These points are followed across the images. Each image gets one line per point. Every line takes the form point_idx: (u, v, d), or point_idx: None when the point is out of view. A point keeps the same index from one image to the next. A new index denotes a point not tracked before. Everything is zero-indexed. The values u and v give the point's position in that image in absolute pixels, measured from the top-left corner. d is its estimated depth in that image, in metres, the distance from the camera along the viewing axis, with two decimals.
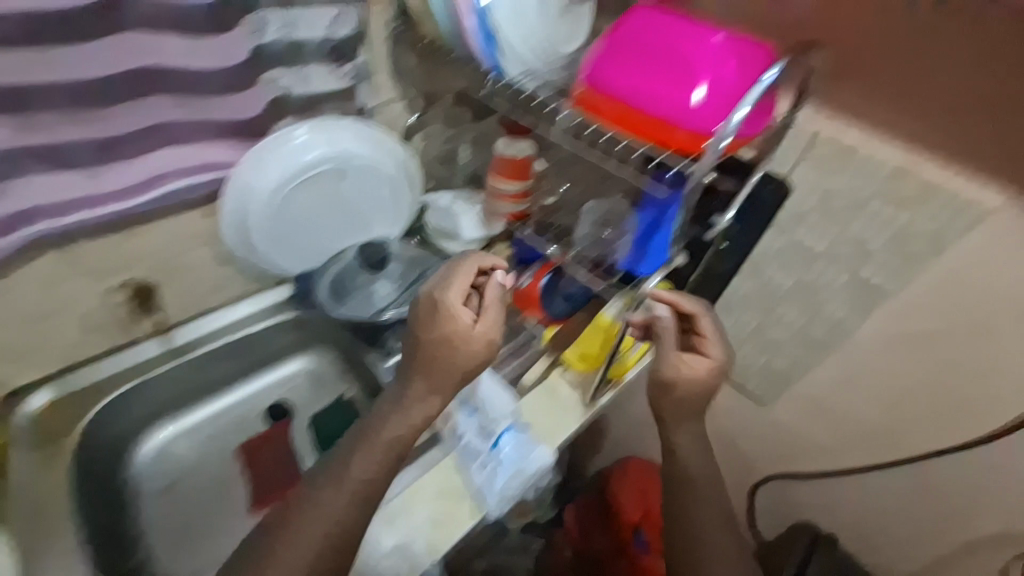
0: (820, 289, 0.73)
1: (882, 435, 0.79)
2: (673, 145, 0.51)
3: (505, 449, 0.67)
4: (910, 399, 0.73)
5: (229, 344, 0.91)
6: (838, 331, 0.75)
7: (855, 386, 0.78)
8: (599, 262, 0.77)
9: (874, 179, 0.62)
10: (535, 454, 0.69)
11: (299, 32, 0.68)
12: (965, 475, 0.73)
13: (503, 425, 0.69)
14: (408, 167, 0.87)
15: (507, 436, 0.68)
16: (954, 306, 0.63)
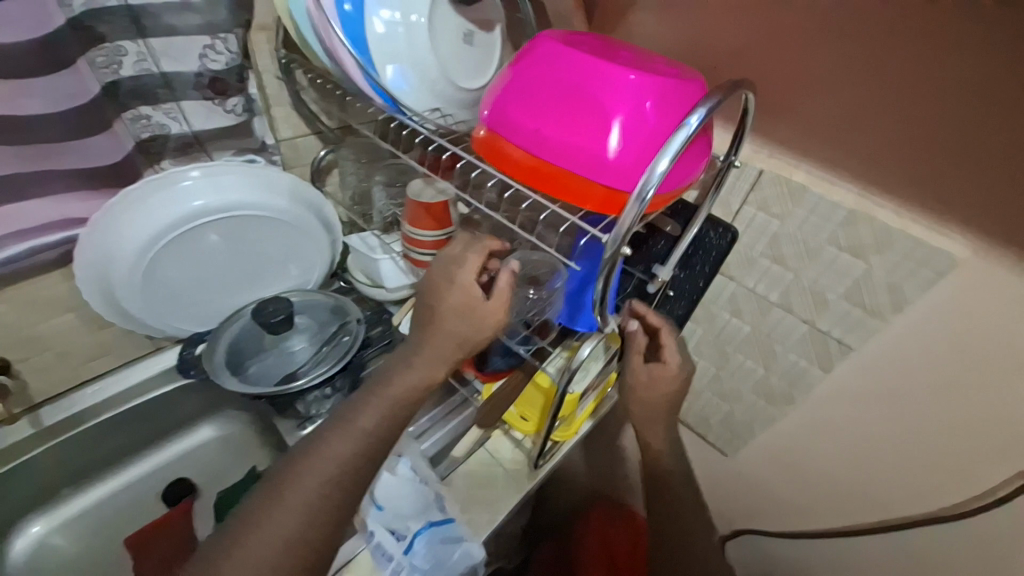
0: (774, 341, 0.66)
1: (851, 493, 0.71)
2: (589, 203, 0.42)
3: (425, 550, 0.59)
4: (877, 459, 0.66)
5: (116, 417, 0.80)
6: (798, 384, 0.67)
7: (819, 442, 0.71)
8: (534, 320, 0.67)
9: (825, 225, 0.55)
10: (461, 551, 0.61)
11: (162, 64, 0.61)
12: (946, 541, 0.65)
13: (418, 526, 0.60)
14: (316, 213, 0.79)
15: (425, 537, 0.59)
16: (917, 363, 0.57)
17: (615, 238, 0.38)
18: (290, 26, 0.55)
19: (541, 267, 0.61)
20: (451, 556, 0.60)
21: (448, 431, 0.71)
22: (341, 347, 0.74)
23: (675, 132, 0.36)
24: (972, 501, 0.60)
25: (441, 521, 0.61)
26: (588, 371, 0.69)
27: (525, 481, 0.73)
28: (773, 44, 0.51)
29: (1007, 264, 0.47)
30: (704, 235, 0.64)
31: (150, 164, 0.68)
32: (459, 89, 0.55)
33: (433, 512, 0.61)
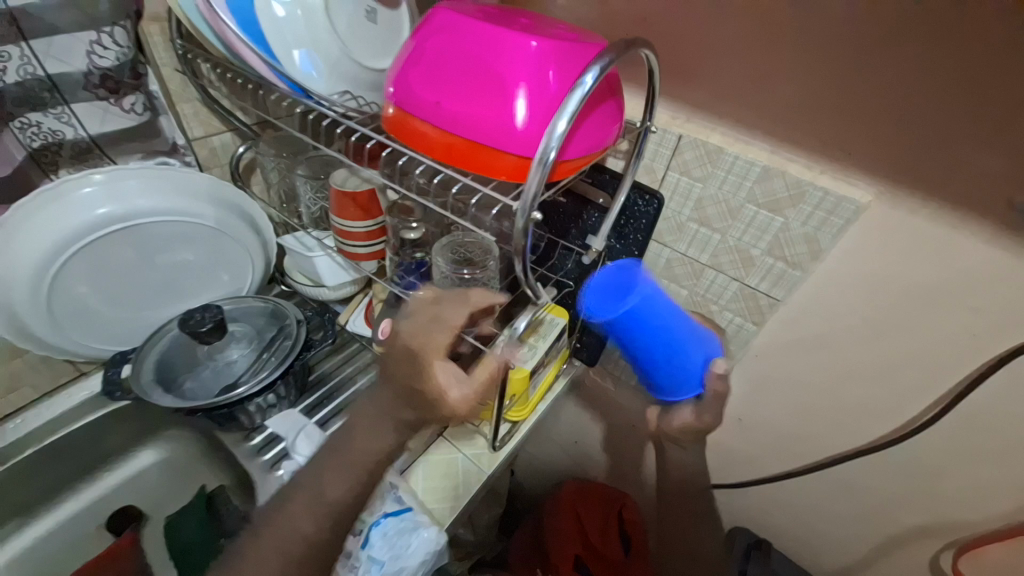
0: (709, 302, 0.69)
1: (794, 440, 0.75)
2: (499, 173, 0.41)
3: (381, 544, 0.56)
4: (814, 405, 0.69)
5: (44, 453, 0.74)
6: (736, 341, 0.70)
7: (760, 395, 0.74)
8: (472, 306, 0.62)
9: (743, 186, 0.57)
10: (418, 542, 0.57)
11: (46, 66, 0.56)
12: (877, 472, 0.70)
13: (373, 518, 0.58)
14: (239, 214, 0.75)
15: (380, 529, 0.57)
16: (838, 308, 0.60)
17: (523, 204, 0.38)
18: (181, 17, 0.52)
19: (473, 249, 0.62)
20: (408, 547, 0.57)
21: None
22: (280, 351, 0.71)
23: (571, 93, 0.36)
24: (894, 432, 0.65)
25: (396, 511, 0.59)
26: (535, 349, 0.69)
27: (484, 466, 0.72)
28: (673, 11, 0.53)
29: (907, 204, 0.50)
30: (634, 204, 0.64)
31: (45, 174, 0.63)
32: (365, 70, 0.53)
33: (390, 503, 0.60)
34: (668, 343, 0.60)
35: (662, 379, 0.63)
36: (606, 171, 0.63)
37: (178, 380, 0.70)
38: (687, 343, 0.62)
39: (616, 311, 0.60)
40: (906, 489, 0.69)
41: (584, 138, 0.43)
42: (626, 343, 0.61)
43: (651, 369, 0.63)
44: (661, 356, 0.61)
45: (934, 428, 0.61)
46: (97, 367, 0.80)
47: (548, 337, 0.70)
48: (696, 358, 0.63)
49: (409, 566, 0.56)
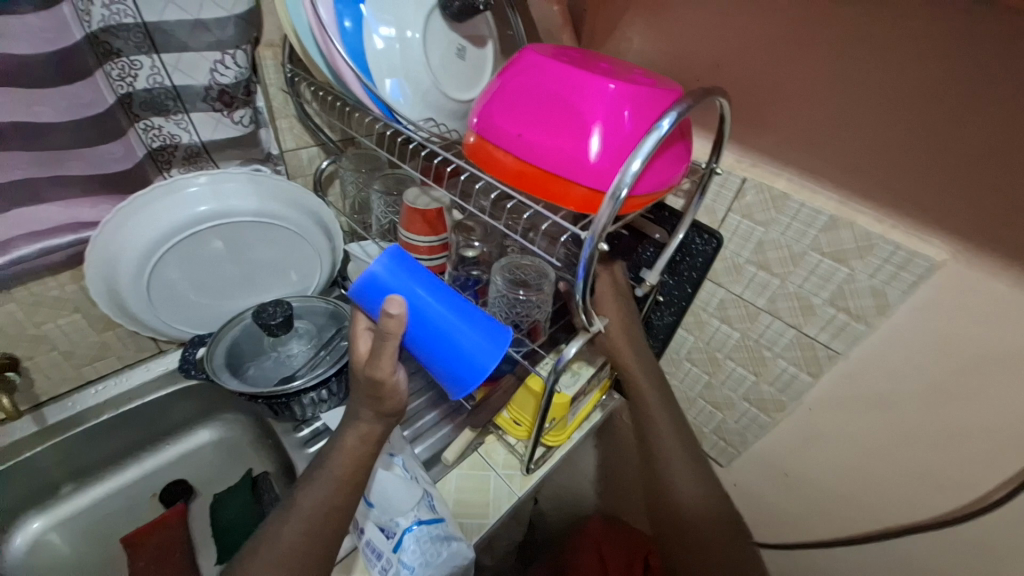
0: (762, 347, 0.67)
1: (845, 503, 0.71)
2: (569, 203, 0.44)
3: (413, 550, 0.57)
4: (870, 467, 0.66)
5: (118, 419, 0.81)
6: (788, 391, 0.68)
7: (810, 450, 0.71)
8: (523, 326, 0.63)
9: (808, 233, 0.56)
10: (451, 551, 0.59)
11: (173, 78, 0.64)
12: (940, 550, 0.64)
13: (407, 524, 0.58)
14: (314, 221, 0.82)
15: (413, 535, 0.57)
16: (905, 367, 0.57)
17: (590, 234, 0.40)
18: (293, 41, 0.57)
19: (528, 271, 0.64)
20: (441, 555, 0.58)
21: (440, 436, 0.76)
22: (337, 352, 0.75)
23: (648, 135, 0.38)
24: (960, 509, 0.60)
25: (430, 518, 0.59)
26: (579, 376, 0.71)
27: (517, 487, 0.73)
28: (746, 61, 0.55)
29: (988, 266, 0.48)
30: (691, 241, 0.66)
31: (159, 170, 0.71)
32: (450, 100, 0.58)
33: (423, 509, 0.59)
34: (433, 326, 0.51)
35: (446, 370, 0.51)
36: (666, 208, 0.64)
37: (243, 366, 0.75)
38: (466, 330, 0.50)
39: (388, 281, 0.53)
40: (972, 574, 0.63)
41: (653, 176, 0.44)
42: (424, 327, 0.51)
43: (431, 367, 0.53)
44: (437, 350, 0.51)
45: (1007, 508, 0.56)
46: (173, 346, 0.87)
47: (590, 368, 0.72)
48: (469, 356, 0.50)
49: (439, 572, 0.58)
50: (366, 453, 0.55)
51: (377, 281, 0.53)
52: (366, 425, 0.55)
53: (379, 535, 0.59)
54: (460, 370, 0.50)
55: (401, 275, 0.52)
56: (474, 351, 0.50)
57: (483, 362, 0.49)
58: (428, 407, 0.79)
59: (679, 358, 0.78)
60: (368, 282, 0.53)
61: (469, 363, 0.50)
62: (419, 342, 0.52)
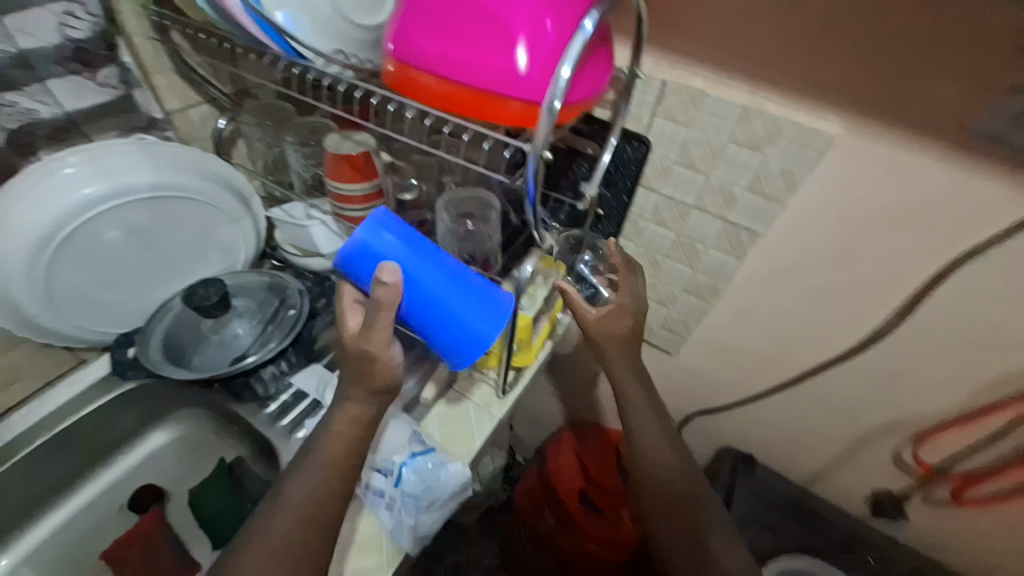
0: (695, 241, 0.73)
1: (772, 362, 0.82)
2: (504, 121, 0.43)
3: (410, 480, 0.60)
4: (791, 327, 0.76)
5: (54, 442, 0.74)
6: (720, 276, 0.75)
7: (741, 324, 0.81)
8: (475, 259, 0.64)
9: (725, 126, 0.60)
10: (447, 477, 0.62)
11: (19, 41, 0.56)
12: (847, 382, 0.77)
13: (400, 458, 0.62)
14: (225, 190, 0.74)
15: (410, 467, 0.61)
16: (813, 235, 0.65)
17: (535, 151, 0.41)
18: None
19: (471, 202, 0.64)
20: (438, 482, 0.61)
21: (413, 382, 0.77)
22: (285, 323, 0.72)
23: (574, 38, 0.38)
24: (859, 344, 0.72)
25: (422, 450, 0.63)
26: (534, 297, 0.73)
27: (497, 411, 0.75)
28: None
29: (872, 134, 0.55)
30: (622, 151, 0.68)
31: (21, 156, 0.60)
32: (356, 28, 0.53)
33: (414, 444, 0.63)
34: (430, 296, 0.53)
35: (445, 343, 0.55)
36: (595, 121, 0.67)
37: (184, 356, 0.70)
38: (463, 301, 0.53)
39: (374, 247, 0.52)
40: (871, 395, 0.77)
41: (582, 83, 0.45)
42: (422, 297, 0.53)
43: (428, 334, 0.55)
44: (436, 322, 0.54)
45: (895, 335, 0.69)
46: (96, 354, 0.79)
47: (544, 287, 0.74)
48: (468, 326, 0.53)
49: (440, 498, 0.61)
50: (363, 419, 0.58)
51: (363, 247, 0.52)
52: (360, 396, 0.58)
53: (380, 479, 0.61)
54: (462, 343, 0.54)
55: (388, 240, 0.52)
56: (476, 327, 0.53)
57: (483, 331, 0.53)
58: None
59: None
60: (356, 247, 0.52)
61: (469, 334, 0.53)
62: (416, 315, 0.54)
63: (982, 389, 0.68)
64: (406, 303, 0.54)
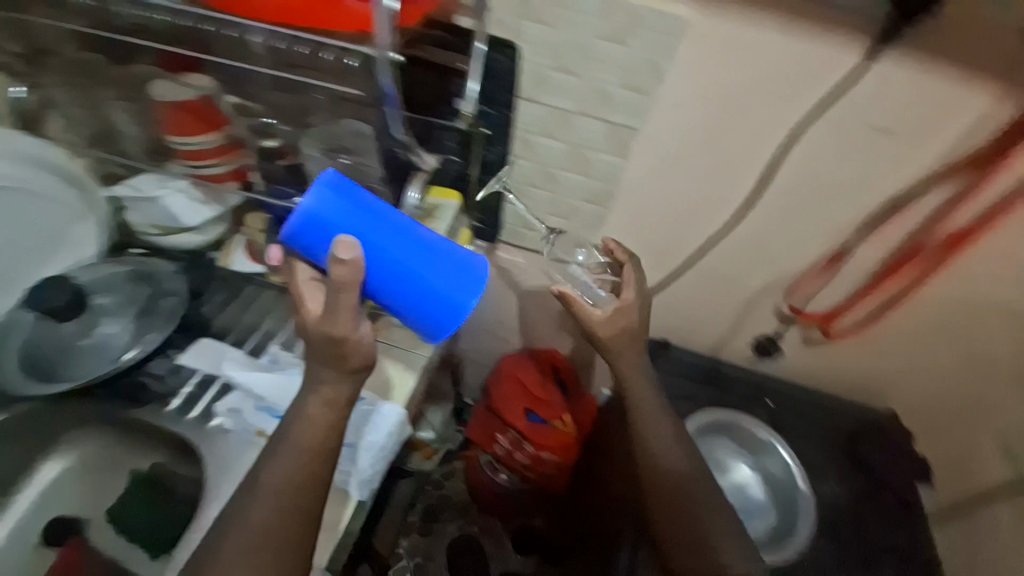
0: (584, 146, 0.74)
1: (670, 253, 0.88)
2: (339, 26, 0.47)
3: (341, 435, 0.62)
4: (680, 215, 0.81)
5: None
6: (611, 178, 0.78)
7: (638, 223, 0.84)
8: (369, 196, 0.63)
9: (587, 19, 0.60)
10: (377, 424, 0.62)
11: None
12: (733, 253, 0.84)
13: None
14: (47, 176, 0.65)
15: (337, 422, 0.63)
16: (683, 120, 0.68)
17: (381, 52, 0.47)
18: None
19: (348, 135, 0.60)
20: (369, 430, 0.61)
21: None
22: (165, 310, 0.64)
23: None
24: (739, 217, 0.79)
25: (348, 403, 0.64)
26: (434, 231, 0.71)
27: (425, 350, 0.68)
28: None
29: (715, 9, 0.57)
30: (494, 62, 0.65)
31: None
32: None
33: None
34: (398, 266, 0.51)
35: (418, 315, 0.54)
36: (458, 30, 0.61)
37: (51, 372, 0.61)
38: (433, 270, 0.52)
39: (328, 216, 0.49)
40: (753, 260, 0.84)
41: None
42: (389, 268, 0.51)
43: (399, 309, 0.54)
44: (402, 291, 0.53)
45: (765, 203, 0.76)
46: None
47: (446, 207, 0.72)
48: (442, 294, 0.53)
49: (374, 445, 0.61)
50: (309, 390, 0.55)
51: (315, 217, 0.49)
52: (330, 378, 0.55)
53: None
54: (432, 311, 0.53)
55: (342, 210, 0.49)
56: (445, 291, 0.53)
57: (458, 297, 0.53)
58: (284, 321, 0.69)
59: (523, 186, 0.83)
60: (308, 220, 0.49)
61: (443, 301, 0.53)
62: (381, 286, 0.52)
63: (836, 238, 0.78)
64: (372, 276, 0.52)
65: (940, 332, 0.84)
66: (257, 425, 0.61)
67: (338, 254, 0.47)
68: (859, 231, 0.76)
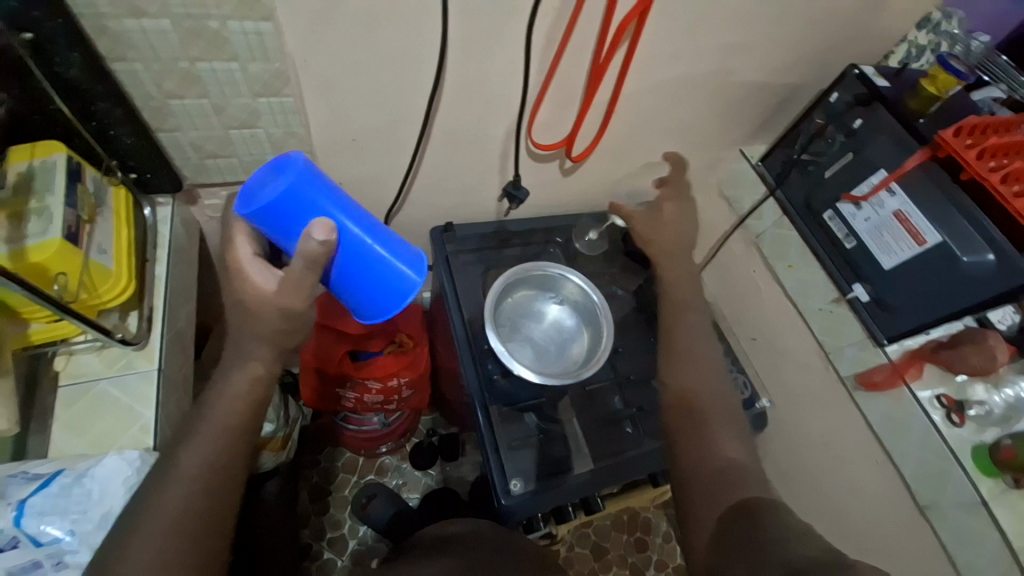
0: (202, 18, 0.51)
1: (400, 126, 0.72)
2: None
3: (51, 522, 0.49)
4: (384, 83, 0.65)
5: None
6: (271, 55, 0.56)
7: (342, 104, 0.66)
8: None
9: None
10: (100, 480, 0.51)
11: None
12: (463, 107, 0.73)
13: (9, 517, 0.48)
14: None
15: (32, 514, 0.48)
16: None
17: None
18: None
19: None
20: (93, 491, 0.50)
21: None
22: None
23: None
24: (450, 58, 0.65)
25: (34, 487, 0.49)
26: (49, 215, 0.51)
27: (147, 365, 0.59)
28: None
29: None
30: None
31: None
32: None
33: (16, 489, 0.49)
34: (356, 257, 0.52)
35: (366, 302, 0.56)
36: None
37: None
38: (389, 267, 0.54)
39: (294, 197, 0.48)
40: (483, 105, 0.73)
41: None
42: (347, 259, 0.52)
43: (351, 296, 0.56)
44: (357, 278, 0.54)
45: (466, 29, 0.62)
46: None
47: (55, 167, 0.53)
48: (394, 288, 0.55)
49: (110, 501, 0.50)
50: None
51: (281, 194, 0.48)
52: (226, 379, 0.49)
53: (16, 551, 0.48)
54: (379, 299, 0.56)
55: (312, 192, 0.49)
56: (399, 284, 0.55)
57: (406, 290, 0.55)
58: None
59: (162, 101, 0.59)
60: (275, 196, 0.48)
61: (392, 292, 0.55)
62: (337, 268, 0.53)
63: (565, 49, 0.69)
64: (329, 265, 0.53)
65: (662, 120, 0.90)
66: None
67: (311, 233, 0.47)
68: (579, 34, 0.67)
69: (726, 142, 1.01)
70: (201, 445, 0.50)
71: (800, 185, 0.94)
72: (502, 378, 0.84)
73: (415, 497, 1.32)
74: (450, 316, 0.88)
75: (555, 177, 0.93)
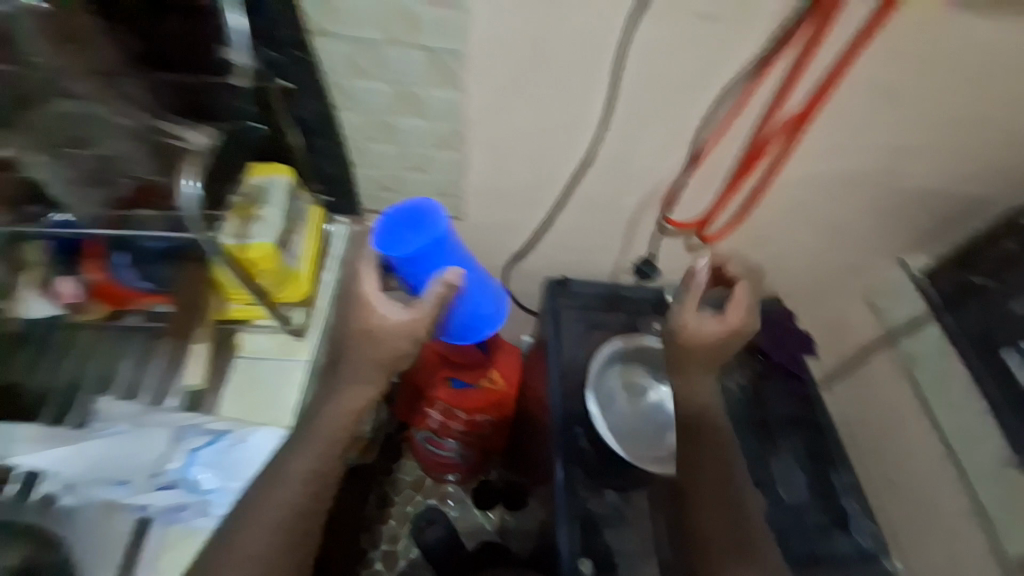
0: (409, 86, 0.63)
1: (542, 184, 0.78)
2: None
3: (209, 475, 0.60)
4: (537, 147, 0.71)
5: None
6: (452, 116, 0.66)
7: (498, 160, 0.73)
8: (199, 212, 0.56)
9: None
10: (250, 448, 0.61)
11: None
12: (606, 179, 0.77)
13: (183, 461, 0.61)
14: None
15: (199, 464, 0.61)
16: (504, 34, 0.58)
17: None
18: None
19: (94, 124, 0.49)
20: (244, 458, 0.61)
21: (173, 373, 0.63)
22: None
23: None
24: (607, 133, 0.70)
25: (206, 441, 0.61)
26: (268, 222, 0.63)
27: (300, 355, 0.68)
28: None
29: None
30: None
31: None
32: None
33: (192, 439, 0.62)
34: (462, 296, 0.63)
35: (459, 331, 0.67)
36: None
37: None
38: (484, 304, 0.65)
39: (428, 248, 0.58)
40: (623, 178, 0.77)
41: None
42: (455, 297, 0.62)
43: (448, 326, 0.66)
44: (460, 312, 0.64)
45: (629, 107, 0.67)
46: None
47: (275, 186, 0.65)
48: (483, 322, 0.66)
49: (250, 476, 0.60)
50: None
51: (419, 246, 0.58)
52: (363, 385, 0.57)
53: (175, 492, 0.59)
54: (472, 330, 0.66)
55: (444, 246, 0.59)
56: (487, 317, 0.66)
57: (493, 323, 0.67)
58: (115, 359, 0.63)
59: (361, 143, 0.71)
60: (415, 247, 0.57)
61: (482, 326, 0.66)
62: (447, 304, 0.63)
63: (714, 136, 0.70)
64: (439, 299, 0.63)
65: (806, 214, 0.85)
66: (105, 495, 0.59)
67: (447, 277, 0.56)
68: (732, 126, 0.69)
69: (879, 247, 0.91)
70: (326, 436, 0.57)
71: (978, 317, 0.82)
72: (589, 447, 0.83)
73: (469, 534, 1.32)
74: (548, 365, 0.89)
75: (678, 250, 0.92)
